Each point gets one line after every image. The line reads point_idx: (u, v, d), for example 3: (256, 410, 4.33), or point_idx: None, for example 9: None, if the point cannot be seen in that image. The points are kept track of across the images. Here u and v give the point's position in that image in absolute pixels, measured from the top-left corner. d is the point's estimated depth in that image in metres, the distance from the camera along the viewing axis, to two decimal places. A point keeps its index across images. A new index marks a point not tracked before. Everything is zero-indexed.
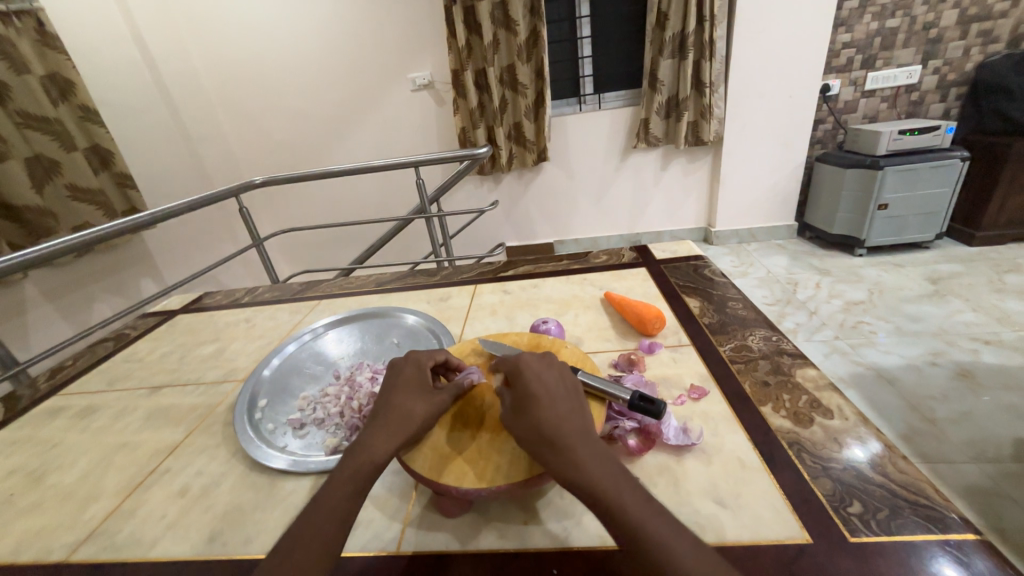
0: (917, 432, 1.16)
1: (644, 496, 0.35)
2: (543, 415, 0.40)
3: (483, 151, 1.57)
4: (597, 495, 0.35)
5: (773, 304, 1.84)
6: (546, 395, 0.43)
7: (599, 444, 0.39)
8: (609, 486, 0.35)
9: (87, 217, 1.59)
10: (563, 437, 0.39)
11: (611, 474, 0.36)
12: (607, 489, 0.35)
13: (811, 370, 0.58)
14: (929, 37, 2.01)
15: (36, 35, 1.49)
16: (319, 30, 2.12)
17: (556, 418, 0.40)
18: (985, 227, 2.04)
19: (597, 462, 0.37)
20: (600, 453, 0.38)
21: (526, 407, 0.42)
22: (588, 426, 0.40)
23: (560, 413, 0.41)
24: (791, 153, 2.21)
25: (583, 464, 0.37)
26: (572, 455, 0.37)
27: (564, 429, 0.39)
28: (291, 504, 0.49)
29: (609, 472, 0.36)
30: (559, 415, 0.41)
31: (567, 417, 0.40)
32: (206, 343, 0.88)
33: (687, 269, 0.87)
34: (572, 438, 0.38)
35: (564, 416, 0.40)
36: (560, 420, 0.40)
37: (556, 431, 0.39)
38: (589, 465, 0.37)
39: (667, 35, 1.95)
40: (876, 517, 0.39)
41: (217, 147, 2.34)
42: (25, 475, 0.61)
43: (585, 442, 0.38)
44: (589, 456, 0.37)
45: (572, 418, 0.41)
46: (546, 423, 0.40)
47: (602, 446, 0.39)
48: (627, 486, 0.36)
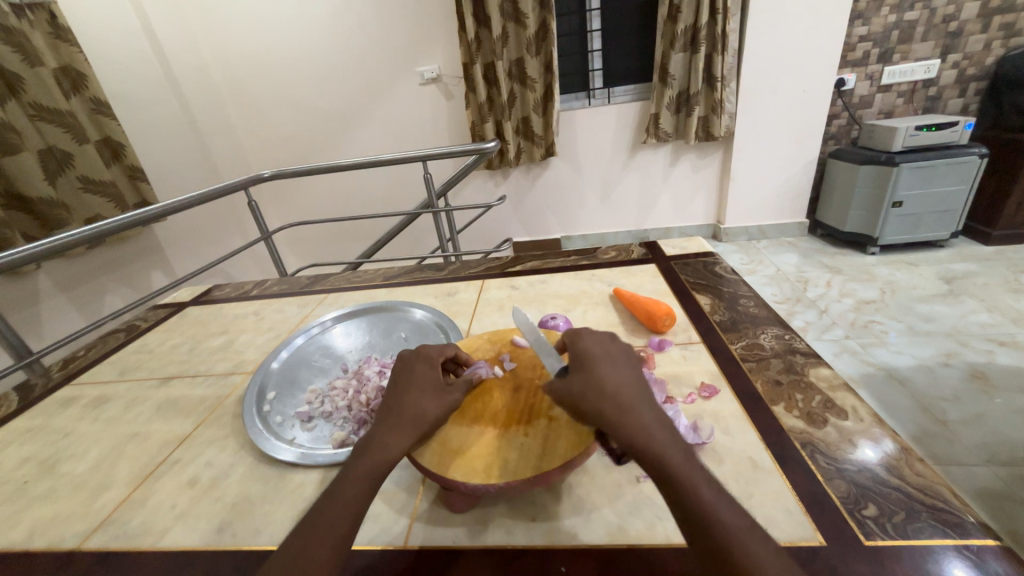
0: (928, 434, 1.15)
1: (707, 478, 0.34)
2: (610, 380, 0.38)
3: (492, 145, 1.56)
4: (664, 466, 0.33)
5: (782, 302, 1.82)
6: (611, 359, 0.41)
7: (663, 416, 0.37)
8: (677, 459, 0.34)
9: (100, 209, 1.60)
10: (632, 404, 0.37)
11: (679, 448, 0.35)
12: (676, 463, 0.34)
13: (823, 369, 0.57)
14: (948, 30, 1.96)
15: (48, 28, 1.50)
16: (327, 23, 2.12)
17: (620, 385, 0.38)
18: (1002, 226, 2.00)
19: (666, 434, 0.35)
20: (665, 426, 0.36)
21: (589, 365, 0.40)
22: (652, 396, 0.39)
23: (625, 380, 0.39)
24: (804, 149, 2.18)
25: (652, 433, 0.35)
26: (640, 423, 0.35)
27: (632, 396, 0.37)
28: (300, 497, 0.49)
29: (676, 446, 0.35)
30: (626, 380, 0.39)
31: (633, 383, 0.39)
32: (215, 335, 0.89)
33: (697, 266, 0.86)
34: (639, 406, 0.37)
35: (632, 382, 0.39)
36: (628, 386, 0.38)
37: (625, 396, 0.37)
38: (657, 436, 0.35)
39: (679, 29, 1.92)
40: (892, 520, 0.38)
41: (226, 140, 2.35)
42: (39, 464, 0.62)
43: (651, 412, 0.37)
44: (657, 426, 0.36)
45: (637, 388, 0.38)
46: (612, 385, 0.38)
47: (666, 419, 0.37)
48: (694, 463, 0.34)
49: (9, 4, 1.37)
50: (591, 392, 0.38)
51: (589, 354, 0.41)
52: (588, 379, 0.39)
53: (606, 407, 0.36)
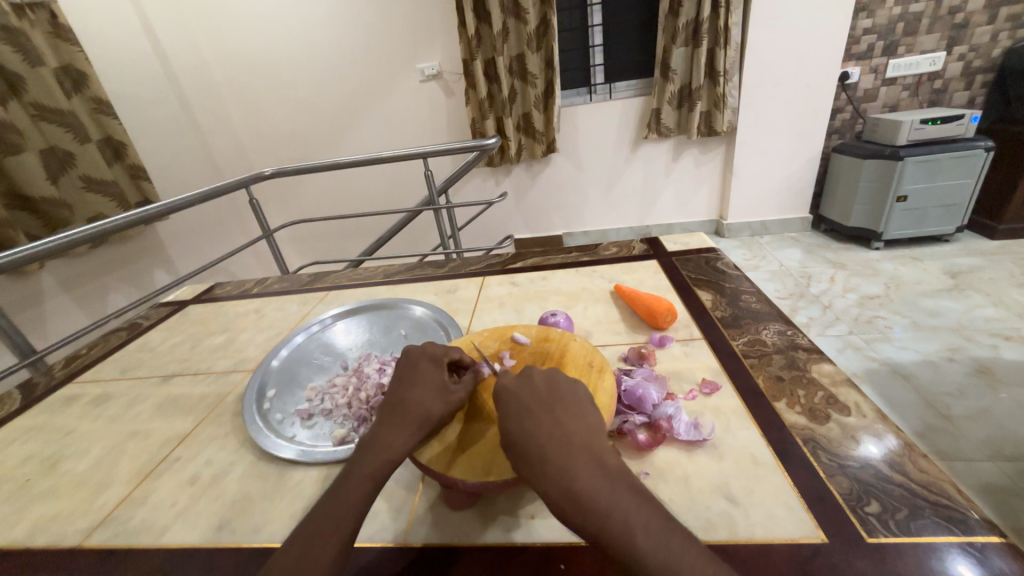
0: (933, 429, 1.14)
1: (661, 526, 0.32)
2: (536, 438, 0.37)
3: (492, 142, 1.55)
4: (602, 532, 0.32)
5: (785, 298, 1.81)
6: (541, 411, 0.39)
7: (603, 464, 0.36)
8: (616, 522, 0.32)
9: (102, 209, 1.61)
10: (562, 463, 0.35)
11: (618, 504, 0.33)
12: (614, 525, 0.32)
13: (826, 365, 0.56)
14: (955, 22, 1.93)
15: (49, 27, 1.50)
16: (326, 20, 2.11)
17: (549, 441, 0.37)
18: (1008, 220, 1.98)
19: (600, 490, 0.34)
20: (603, 475, 0.35)
21: (513, 426, 0.39)
22: (590, 443, 0.37)
23: (554, 432, 0.37)
24: (808, 143, 2.16)
25: (585, 497, 0.33)
26: (571, 484, 0.34)
27: (561, 453, 0.36)
28: (299, 494, 0.49)
29: (616, 501, 0.33)
30: (554, 434, 0.37)
31: (563, 435, 0.37)
32: (216, 333, 0.89)
33: (699, 262, 0.86)
34: (570, 463, 0.35)
35: (561, 436, 0.37)
36: (557, 440, 0.37)
37: (552, 456, 0.36)
38: (592, 495, 0.34)
39: (681, 23, 1.91)
40: (895, 517, 0.38)
41: (227, 139, 2.35)
42: (41, 462, 0.62)
43: (586, 465, 0.35)
44: (591, 484, 0.34)
45: (569, 438, 0.37)
46: (540, 445, 0.37)
47: (606, 467, 0.35)
48: (636, 515, 0.33)
49: (9, 4, 1.37)
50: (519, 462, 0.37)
51: (515, 412, 0.40)
52: (514, 447, 0.38)
53: (534, 475, 0.36)
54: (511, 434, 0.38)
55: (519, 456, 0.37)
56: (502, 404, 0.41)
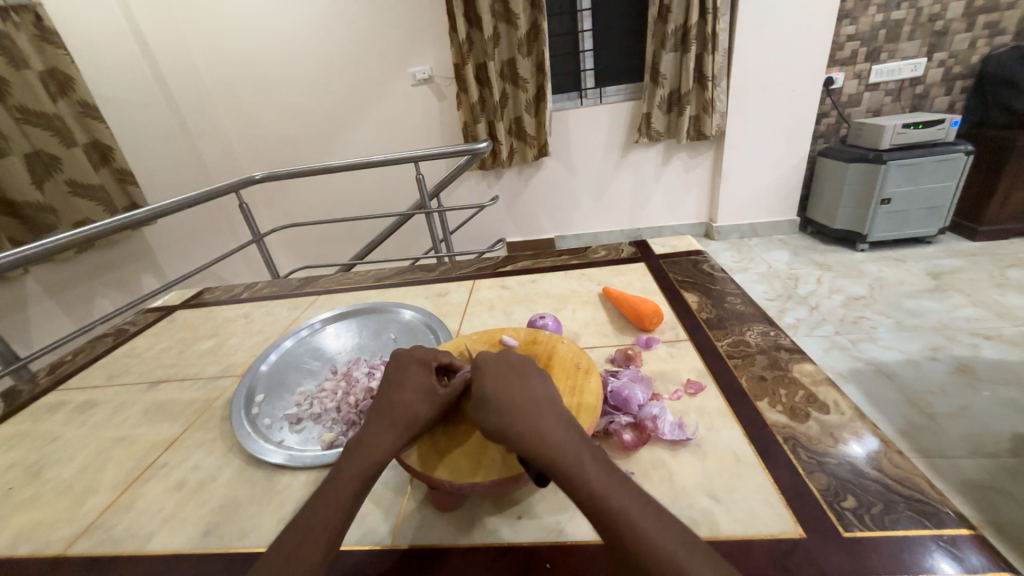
0: (916, 427, 1.16)
1: (604, 466, 0.36)
2: (507, 389, 0.41)
3: (483, 146, 1.56)
4: (557, 463, 0.35)
5: (773, 299, 1.84)
6: (511, 371, 0.43)
7: (562, 415, 0.39)
8: (568, 454, 0.35)
9: (89, 213, 1.59)
10: (526, 409, 0.39)
11: (572, 443, 0.36)
12: (569, 461, 0.35)
13: (807, 365, 0.58)
14: (934, 29, 1.98)
15: (35, 30, 1.49)
16: (318, 25, 2.11)
17: (517, 393, 0.40)
18: (988, 222, 2.03)
19: (561, 434, 0.37)
20: (564, 424, 0.38)
21: (484, 378, 0.42)
22: (551, 400, 0.41)
23: (522, 388, 0.41)
24: (794, 147, 2.19)
25: (544, 432, 0.37)
26: (533, 423, 0.37)
27: (526, 401, 0.40)
28: (288, 498, 0.49)
29: (569, 439, 0.37)
30: (521, 387, 0.41)
31: (530, 392, 0.41)
32: (205, 339, 0.88)
33: (686, 265, 0.87)
34: (534, 409, 0.39)
35: (528, 390, 0.41)
36: (524, 392, 0.40)
37: (518, 402, 0.39)
38: (550, 434, 0.37)
39: (669, 29, 1.94)
40: (870, 512, 0.39)
41: (217, 142, 2.34)
42: (25, 469, 0.62)
43: (547, 412, 0.39)
44: (551, 425, 0.37)
45: (535, 395, 0.41)
46: (510, 395, 0.40)
47: (565, 418, 0.39)
48: (589, 457, 0.36)
49: None
50: (485, 405, 0.40)
51: (488, 367, 0.43)
52: (483, 393, 0.41)
53: (501, 416, 0.38)
54: (484, 385, 0.41)
55: (487, 400, 0.40)
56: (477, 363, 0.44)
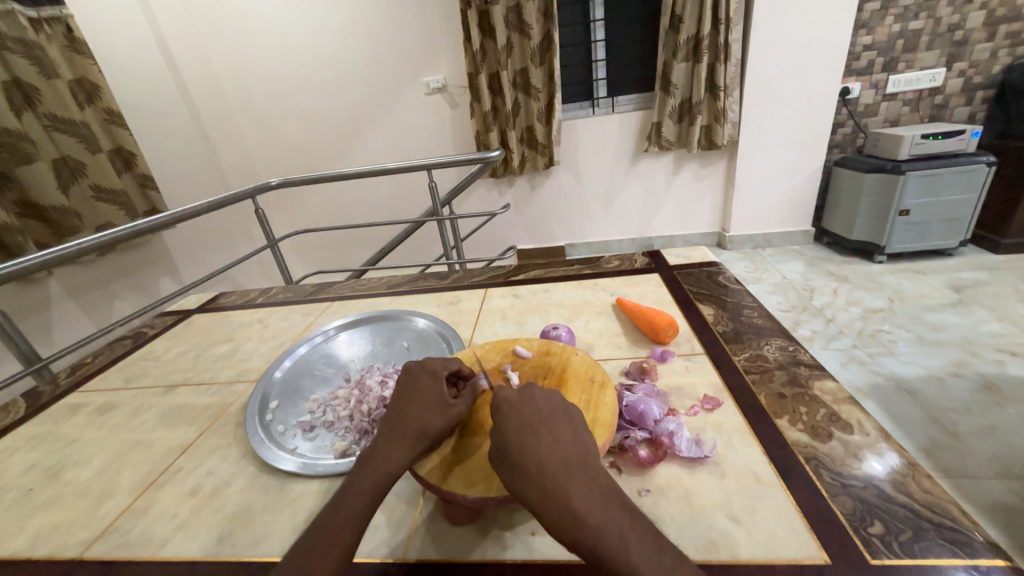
0: (939, 446, 1.12)
1: (647, 539, 0.34)
2: (537, 454, 0.37)
3: (496, 154, 1.57)
4: (597, 544, 0.33)
5: (788, 311, 1.81)
6: (539, 425, 0.39)
7: (598, 482, 0.36)
8: (611, 537, 0.33)
9: (111, 217, 1.63)
10: (561, 476, 0.36)
11: (613, 521, 0.34)
12: (610, 541, 0.33)
13: (828, 382, 0.56)
14: (954, 39, 1.96)
15: (65, 41, 1.55)
16: (334, 35, 2.16)
17: (548, 457, 0.37)
18: (1012, 234, 1.97)
19: (598, 509, 0.35)
20: (601, 494, 0.36)
21: (511, 442, 0.38)
22: (586, 461, 0.38)
23: (552, 449, 0.38)
24: (809, 157, 2.17)
25: (584, 515, 0.34)
26: (570, 500, 0.35)
27: (560, 467, 0.36)
28: (300, 507, 0.49)
29: (609, 516, 0.34)
30: (552, 451, 0.37)
31: (562, 453, 0.37)
32: (220, 343, 0.89)
33: (700, 276, 0.86)
34: (569, 481, 0.36)
35: (560, 453, 0.37)
36: (557, 455, 0.37)
37: (552, 473, 0.36)
38: (590, 513, 0.34)
39: (682, 39, 1.94)
40: (898, 539, 0.38)
41: (235, 149, 2.39)
42: (44, 470, 0.63)
43: (582, 482, 0.36)
44: (589, 502, 0.35)
45: (567, 456, 0.37)
46: (541, 462, 0.36)
47: (601, 485, 0.36)
48: (632, 533, 0.34)
49: (28, 19, 1.41)
50: (517, 479, 0.36)
51: (513, 427, 0.39)
52: (512, 462, 0.37)
53: (533, 490, 0.35)
54: (510, 450, 0.37)
55: (518, 473, 0.36)
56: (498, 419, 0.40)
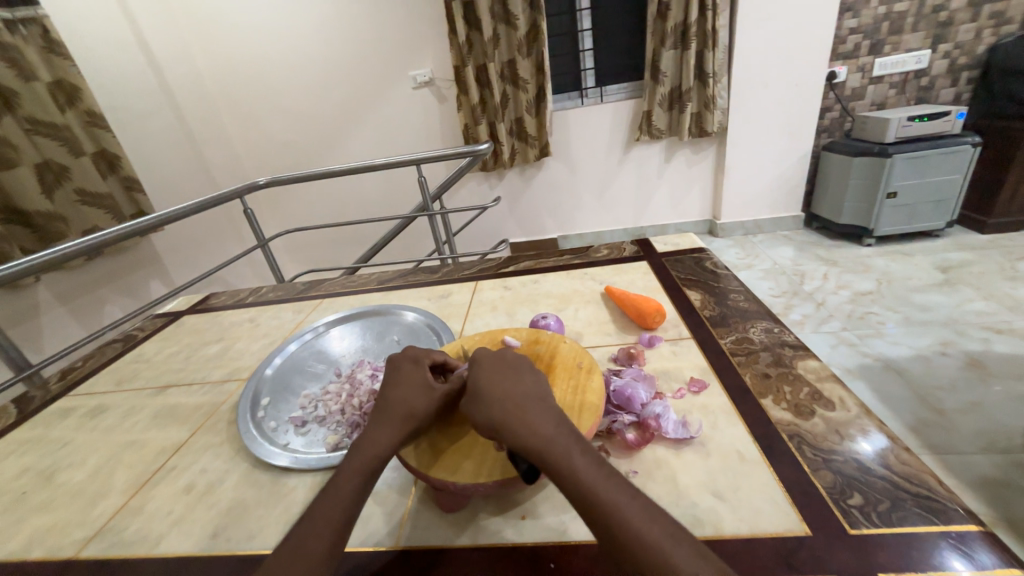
0: (926, 424, 1.15)
1: (593, 458, 0.36)
2: (497, 384, 0.41)
3: (485, 147, 1.56)
4: (543, 454, 0.35)
5: (779, 296, 1.82)
6: (505, 367, 0.43)
7: (556, 410, 0.39)
8: (559, 445, 0.35)
9: (97, 221, 1.61)
10: (516, 400, 0.39)
11: (561, 436, 0.37)
12: (555, 449, 0.35)
13: (812, 361, 0.57)
14: (939, 20, 1.96)
15: (43, 42, 1.51)
16: (319, 30, 2.13)
17: (506, 387, 0.40)
18: (997, 214, 2.00)
19: (549, 425, 0.37)
20: (554, 417, 0.38)
21: (479, 374, 0.42)
22: (544, 395, 0.41)
23: (512, 381, 0.41)
24: (798, 142, 2.18)
25: (536, 427, 0.37)
26: (521, 416, 0.38)
27: (516, 394, 0.40)
28: (294, 500, 0.50)
29: (557, 433, 0.37)
30: (515, 383, 0.41)
31: (521, 386, 0.41)
32: (211, 343, 0.89)
33: (688, 262, 0.87)
34: (526, 402, 0.39)
35: (521, 385, 0.41)
36: (516, 387, 0.41)
37: (513, 396, 0.39)
38: (541, 428, 0.37)
39: (669, 26, 1.93)
40: (877, 510, 0.39)
41: (222, 148, 2.36)
42: (37, 474, 0.63)
43: (538, 407, 0.39)
44: (542, 420, 0.38)
45: (526, 388, 0.41)
46: (500, 391, 0.40)
47: (555, 411, 0.39)
48: (578, 447, 0.36)
49: (2, 21, 1.39)
50: (480, 400, 0.40)
51: (483, 365, 0.43)
52: (475, 388, 0.41)
53: (488, 410, 0.39)
54: (474, 382, 0.42)
55: (481, 394, 0.40)
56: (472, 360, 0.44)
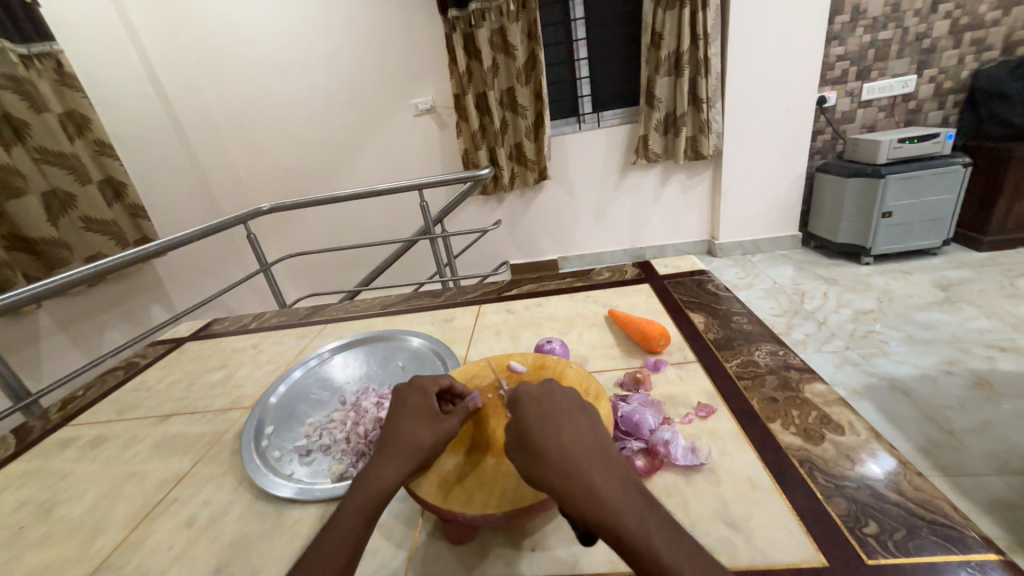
0: (936, 445, 1.13)
1: (668, 530, 0.33)
2: (557, 439, 0.38)
3: (486, 172, 1.58)
4: (616, 529, 0.33)
5: (780, 315, 1.83)
6: (558, 417, 0.41)
7: (620, 469, 0.37)
8: (632, 520, 0.33)
9: (101, 247, 1.62)
10: (579, 461, 0.37)
11: (634, 506, 0.34)
12: (630, 523, 0.33)
13: (819, 385, 0.57)
14: (922, 47, 2.04)
15: (55, 75, 1.56)
16: (324, 61, 2.20)
17: (566, 443, 0.38)
18: (993, 232, 2.02)
19: (618, 493, 0.35)
20: (622, 480, 0.36)
21: (534, 430, 0.39)
22: (605, 451, 0.38)
23: (571, 436, 0.39)
24: (792, 164, 2.22)
25: (607, 498, 0.34)
26: (588, 482, 0.35)
27: (578, 453, 0.37)
28: (299, 533, 0.49)
29: (629, 502, 0.34)
30: (572, 440, 0.38)
31: (580, 441, 0.39)
32: (214, 370, 0.89)
33: (690, 285, 0.87)
34: (592, 467, 0.36)
35: (582, 442, 0.38)
36: (576, 442, 0.38)
37: (574, 459, 0.37)
38: (611, 496, 0.34)
39: (662, 54, 2.00)
40: (893, 538, 0.38)
41: (226, 175, 2.40)
42: (35, 508, 0.61)
43: (603, 468, 0.36)
44: (611, 486, 0.35)
45: (585, 443, 0.38)
46: (561, 449, 0.37)
47: (620, 471, 0.37)
48: (653, 517, 0.34)
49: (18, 55, 1.43)
50: (540, 462, 0.37)
51: (536, 417, 0.41)
52: (534, 446, 0.38)
53: (552, 472, 0.36)
54: (532, 438, 0.39)
55: (540, 457, 0.37)
56: (519, 411, 0.42)
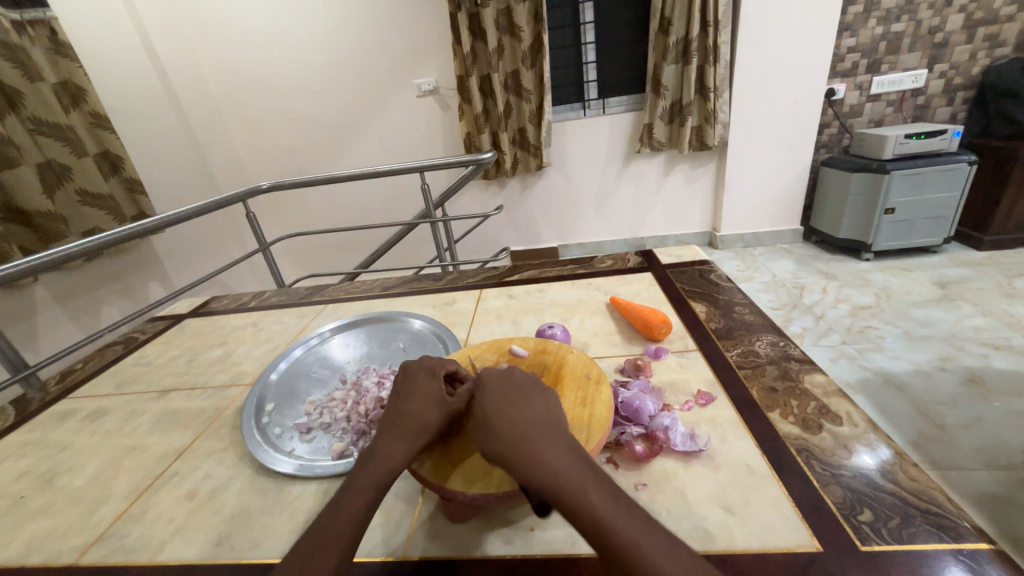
0: (927, 439, 1.15)
1: (609, 492, 0.34)
2: (507, 412, 0.39)
3: (489, 155, 1.56)
4: (558, 491, 0.34)
5: (779, 309, 1.83)
6: (514, 392, 0.42)
7: (569, 439, 0.38)
8: (574, 482, 0.34)
9: (97, 221, 1.61)
10: (527, 431, 0.37)
11: (577, 470, 0.35)
12: (570, 485, 0.34)
13: (818, 376, 0.58)
14: (935, 41, 2.01)
15: (49, 44, 1.52)
16: (325, 37, 2.15)
17: (516, 415, 0.39)
18: (994, 231, 2.02)
19: (562, 457, 0.36)
20: (568, 448, 0.37)
21: (488, 405, 0.40)
22: (556, 424, 0.39)
23: (523, 409, 0.40)
24: (797, 157, 2.20)
25: (552, 462, 0.35)
26: (533, 449, 0.36)
27: (528, 423, 0.38)
28: (301, 508, 0.49)
29: (573, 466, 0.35)
30: (524, 412, 0.39)
31: (531, 413, 0.39)
32: (213, 347, 0.89)
33: (692, 274, 0.87)
34: (538, 435, 0.37)
35: (533, 414, 0.39)
36: (528, 415, 0.39)
37: (522, 429, 0.38)
38: (556, 461, 0.35)
39: (670, 41, 1.96)
40: (887, 526, 0.39)
41: (224, 152, 2.37)
42: (36, 477, 0.62)
43: (552, 437, 0.37)
44: (556, 452, 0.36)
45: (537, 415, 0.39)
46: (510, 420, 0.38)
47: (569, 440, 0.38)
48: (596, 482, 0.35)
49: (11, 22, 1.39)
50: (490, 433, 0.38)
51: (492, 393, 0.42)
52: (486, 419, 0.39)
53: (501, 441, 0.37)
54: (485, 412, 0.40)
55: (490, 428, 0.38)
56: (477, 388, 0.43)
